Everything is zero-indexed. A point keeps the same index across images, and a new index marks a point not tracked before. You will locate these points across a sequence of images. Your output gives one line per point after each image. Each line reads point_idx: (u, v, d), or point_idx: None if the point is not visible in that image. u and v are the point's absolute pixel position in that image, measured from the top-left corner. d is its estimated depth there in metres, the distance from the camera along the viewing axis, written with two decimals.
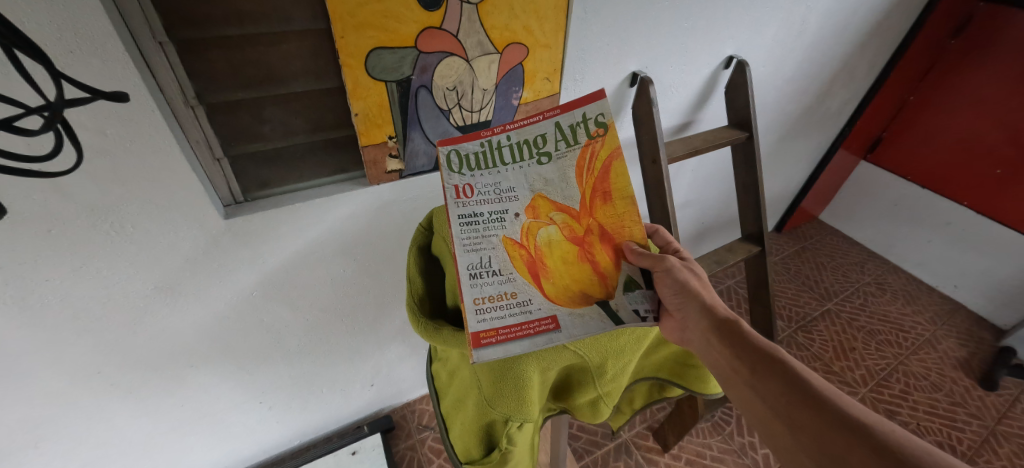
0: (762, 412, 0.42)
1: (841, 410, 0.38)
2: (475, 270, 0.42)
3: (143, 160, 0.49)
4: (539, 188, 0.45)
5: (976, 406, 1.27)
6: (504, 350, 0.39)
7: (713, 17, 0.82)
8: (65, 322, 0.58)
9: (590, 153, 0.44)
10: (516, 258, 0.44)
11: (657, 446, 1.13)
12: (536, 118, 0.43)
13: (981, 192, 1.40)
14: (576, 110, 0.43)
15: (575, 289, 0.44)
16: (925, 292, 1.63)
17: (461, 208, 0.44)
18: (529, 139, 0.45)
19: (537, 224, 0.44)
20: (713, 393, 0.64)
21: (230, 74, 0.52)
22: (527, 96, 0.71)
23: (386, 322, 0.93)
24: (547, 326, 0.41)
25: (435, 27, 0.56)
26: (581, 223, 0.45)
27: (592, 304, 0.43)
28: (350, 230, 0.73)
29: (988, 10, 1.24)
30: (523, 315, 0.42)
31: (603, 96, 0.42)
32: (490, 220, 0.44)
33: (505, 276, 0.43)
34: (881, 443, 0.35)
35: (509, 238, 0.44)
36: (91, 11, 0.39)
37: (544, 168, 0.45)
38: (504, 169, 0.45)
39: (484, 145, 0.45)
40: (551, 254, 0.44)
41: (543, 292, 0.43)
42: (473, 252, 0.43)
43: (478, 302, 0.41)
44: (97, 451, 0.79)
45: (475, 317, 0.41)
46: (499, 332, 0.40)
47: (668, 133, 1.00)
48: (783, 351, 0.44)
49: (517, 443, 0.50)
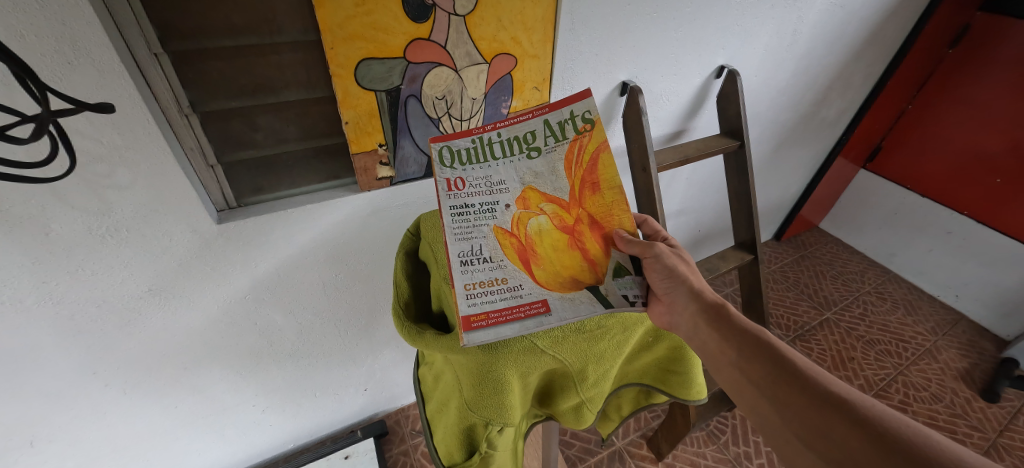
0: (748, 391, 0.42)
1: (823, 387, 0.39)
2: (465, 257, 0.43)
3: (137, 167, 0.51)
4: (529, 181, 0.46)
5: (976, 418, 1.25)
6: (494, 333, 0.40)
7: (703, 28, 0.84)
8: (63, 324, 0.60)
9: (577, 147, 0.46)
10: (506, 247, 0.44)
11: (651, 455, 1.12)
12: (526, 116, 0.46)
13: (982, 202, 1.39)
14: (564, 109, 0.46)
15: (565, 274, 0.44)
16: (926, 301, 1.61)
17: (452, 199, 0.44)
18: (518, 136, 0.46)
19: (527, 214, 0.45)
20: (699, 400, 0.64)
21: (224, 84, 0.54)
22: (517, 105, 0.73)
23: (379, 327, 0.94)
24: (537, 309, 0.42)
25: (424, 39, 0.58)
26: (571, 214, 0.46)
27: (583, 289, 0.43)
28: (342, 235, 0.74)
29: (985, 19, 1.24)
30: (514, 299, 0.42)
31: (589, 95, 0.45)
32: (481, 211, 0.45)
33: (495, 263, 0.44)
34: (865, 417, 0.35)
35: (500, 227, 0.45)
36: (89, 26, 0.41)
37: (534, 161, 0.46)
38: (495, 163, 0.46)
39: (475, 142, 0.46)
40: (541, 242, 0.45)
41: (533, 277, 0.44)
42: (465, 240, 0.43)
43: (468, 288, 0.42)
44: (92, 452, 0.80)
45: (465, 301, 0.41)
46: (489, 315, 0.41)
47: (659, 142, 1.01)
48: (768, 333, 0.44)
49: (497, 448, 0.50)
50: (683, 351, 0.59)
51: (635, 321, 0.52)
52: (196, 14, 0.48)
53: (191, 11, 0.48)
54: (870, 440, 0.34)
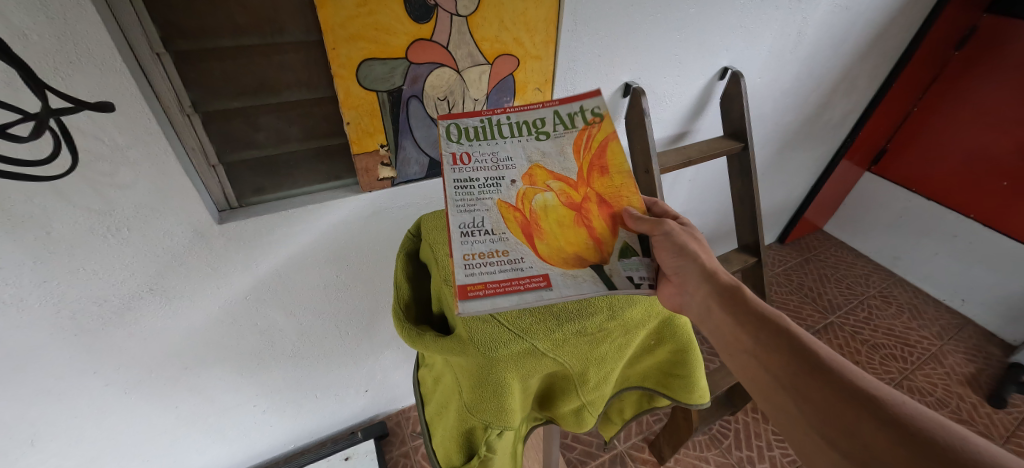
0: (765, 382, 0.42)
1: (846, 380, 0.38)
2: (466, 228, 0.41)
3: (140, 166, 0.51)
4: (536, 159, 0.47)
5: (983, 424, 1.24)
6: (491, 303, 0.36)
7: (706, 30, 0.83)
8: (65, 323, 0.60)
9: (586, 135, 0.49)
10: (509, 220, 0.43)
11: (652, 458, 1.12)
12: (537, 106, 0.51)
13: (989, 204, 1.38)
14: (574, 103, 0.51)
15: (569, 250, 0.42)
16: (932, 306, 1.59)
17: (458, 173, 0.45)
18: (529, 121, 0.50)
19: (533, 189, 0.45)
20: (703, 405, 0.63)
21: (226, 84, 0.54)
22: (518, 106, 0.72)
23: (380, 328, 0.94)
24: (538, 283, 0.38)
25: (425, 39, 0.58)
26: (578, 192, 0.46)
27: (587, 266, 0.40)
28: (343, 236, 0.74)
29: (991, 21, 1.23)
30: (513, 272, 0.39)
31: (598, 94, 0.51)
32: (486, 185, 0.45)
33: (497, 235, 0.41)
34: (893, 416, 0.34)
35: (504, 201, 0.44)
36: (90, 24, 0.41)
37: (542, 143, 0.49)
38: (502, 141, 0.48)
39: (483, 122, 0.50)
40: (546, 217, 0.44)
41: (535, 251, 0.41)
42: (466, 212, 0.42)
43: (467, 258, 0.39)
44: (93, 451, 0.80)
45: (463, 271, 0.38)
46: (488, 285, 0.37)
47: (662, 144, 1.01)
48: (788, 320, 0.43)
49: (497, 451, 0.49)
50: (685, 354, 0.58)
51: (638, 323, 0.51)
52: (198, 14, 0.48)
53: (193, 11, 0.48)
54: (896, 438, 0.33)
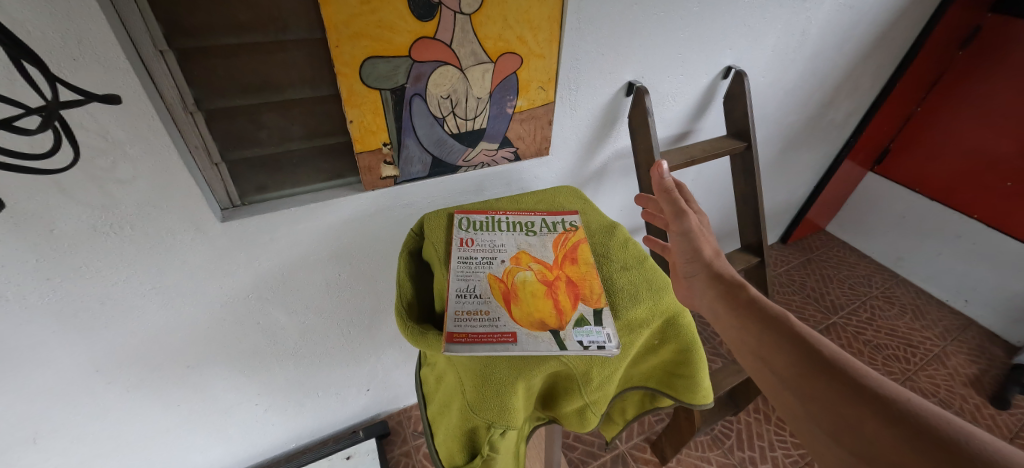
0: (770, 382, 0.42)
1: (852, 379, 0.37)
2: (461, 292, 0.51)
3: (143, 163, 0.51)
4: (523, 247, 0.59)
5: (987, 425, 1.23)
6: (469, 349, 0.45)
7: (710, 28, 0.83)
8: (67, 321, 0.60)
9: (563, 237, 0.61)
10: (494, 288, 0.52)
11: (654, 458, 1.11)
12: (529, 213, 0.65)
13: (993, 205, 1.37)
14: (557, 216, 0.65)
15: (536, 316, 0.49)
16: (935, 306, 1.59)
17: (462, 251, 0.57)
18: (522, 222, 0.63)
19: (517, 268, 0.55)
20: (706, 405, 0.62)
21: (229, 81, 0.54)
22: (522, 105, 0.72)
23: (381, 327, 0.94)
24: (505, 338, 0.46)
25: (429, 37, 0.57)
26: (552, 272, 0.55)
27: (546, 330, 0.48)
28: (346, 234, 0.74)
29: (996, 21, 1.22)
30: (489, 327, 0.47)
31: (574, 213, 0.66)
32: (481, 262, 0.56)
33: (483, 298, 0.51)
34: (898, 412, 0.34)
35: (493, 275, 0.54)
36: (94, 21, 0.41)
37: (530, 237, 0.60)
38: (500, 233, 0.61)
39: (488, 218, 0.63)
40: (523, 289, 0.52)
41: (510, 313, 0.49)
42: (463, 280, 0.53)
43: (458, 314, 0.48)
44: (95, 449, 0.80)
45: (453, 322, 0.47)
46: (469, 335, 0.46)
47: (665, 143, 1.00)
48: (793, 320, 0.44)
49: (500, 452, 0.49)
50: (689, 354, 0.57)
51: (642, 323, 0.51)
52: (201, 12, 0.48)
53: (197, 9, 0.48)
54: (902, 437, 0.32)
